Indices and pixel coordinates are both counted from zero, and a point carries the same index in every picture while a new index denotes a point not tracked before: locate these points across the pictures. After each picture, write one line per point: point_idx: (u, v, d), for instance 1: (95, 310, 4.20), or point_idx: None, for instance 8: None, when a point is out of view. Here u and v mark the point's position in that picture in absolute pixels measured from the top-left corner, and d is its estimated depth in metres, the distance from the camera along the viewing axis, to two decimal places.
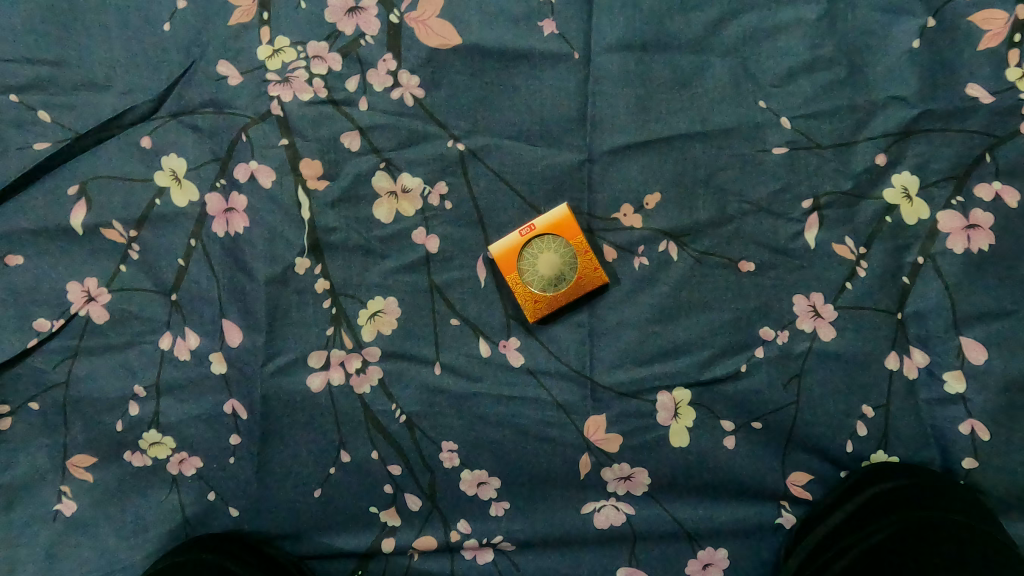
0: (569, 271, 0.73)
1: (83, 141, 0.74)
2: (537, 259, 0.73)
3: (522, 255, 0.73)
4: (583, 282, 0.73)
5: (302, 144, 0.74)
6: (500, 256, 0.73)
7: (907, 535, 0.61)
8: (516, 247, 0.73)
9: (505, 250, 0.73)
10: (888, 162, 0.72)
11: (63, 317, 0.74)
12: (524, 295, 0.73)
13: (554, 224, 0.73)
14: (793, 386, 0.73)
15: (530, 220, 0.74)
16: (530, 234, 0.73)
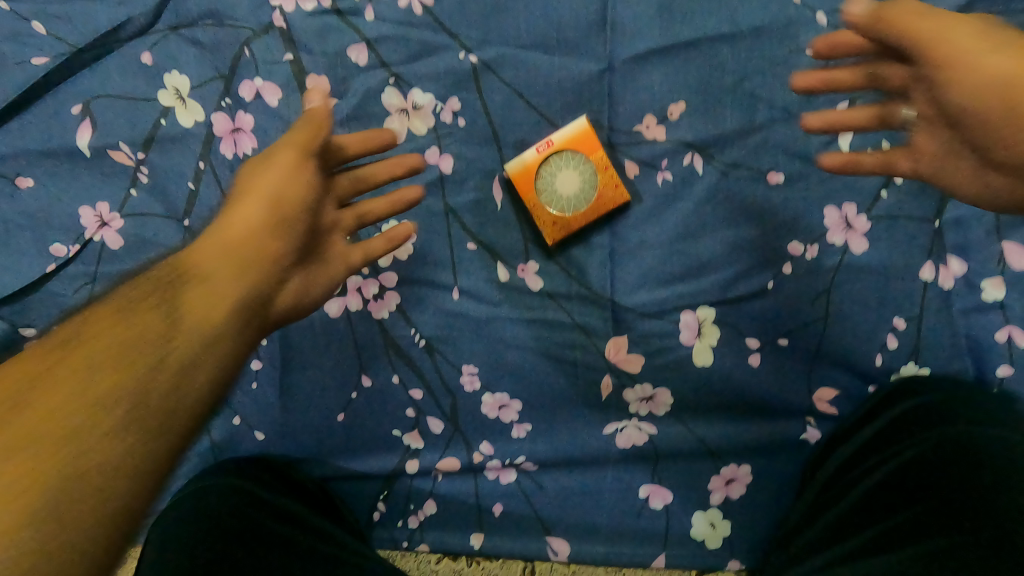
0: (590, 189, 0.70)
1: (83, 57, 0.72)
2: (556, 178, 0.70)
3: (540, 173, 0.70)
4: (604, 201, 0.70)
5: (307, 58, 0.71)
6: (516, 176, 0.70)
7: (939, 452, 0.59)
8: (533, 164, 0.70)
9: (522, 169, 0.70)
10: None
11: (78, 242, 0.73)
12: (542, 216, 0.70)
13: (573, 139, 0.69)
14: (821, 302, 0.71)
15: (548, 136, 0.70)
16: (548, 151, 0.70)
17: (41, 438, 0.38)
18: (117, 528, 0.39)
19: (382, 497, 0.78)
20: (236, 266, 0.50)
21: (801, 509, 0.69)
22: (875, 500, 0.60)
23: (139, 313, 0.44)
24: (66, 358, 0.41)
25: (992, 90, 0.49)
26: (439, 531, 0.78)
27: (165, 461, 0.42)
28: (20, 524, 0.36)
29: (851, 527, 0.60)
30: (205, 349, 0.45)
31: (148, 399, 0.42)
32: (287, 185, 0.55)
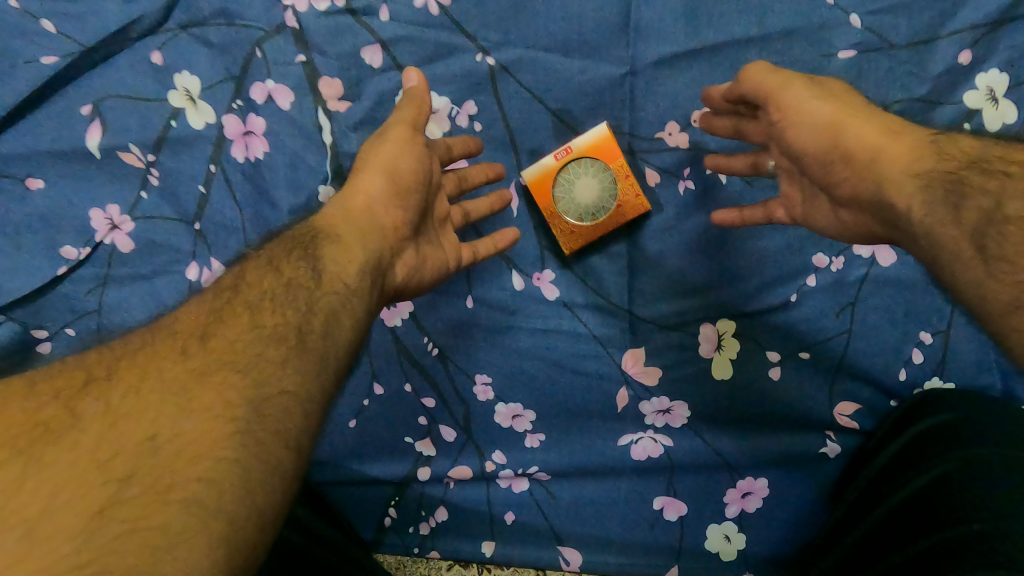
0: (609, 198, 0.68)
1: (91, 55, 0.70)
2: (574, 186, 0.68)
3: (557, 181, 0.68)
4: (624, 210, 0.68)
5: (321, 60, 0.69)
6: (533, 184, 0.68)
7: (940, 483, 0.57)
8: (551, 172, 0.68)
9: (538, 177, 0.68)
10: (973, 61, 0.63)
11: (88, 245, 0.72)
12: (559, 225, 0.69)
13: (593, 145, 0.67)
14: (845, 316, 0.69)
15: (566, 143, 0.68)
16: (566, 158, 0.67)
17: (207, 394, 0.39)
18: (275, 491, 0.38)
19: (393, 503, 0.78)
20: (361, 231, 0.52)
21: (826, 531, 0.69)
22: (882, 530, 0.59)
23: (280, 284, 0.46)
24: (223, 324, 0.43)
25: (821, 140, 0.55)
26: (451, 538, 0.78)
27: (312, 425, 0.41)
28: (195, 474, 0.36)
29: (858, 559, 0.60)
30: (338, 317, 0.46)
31: (296, 362, 0.42)
32: (399, 159, 0.56)
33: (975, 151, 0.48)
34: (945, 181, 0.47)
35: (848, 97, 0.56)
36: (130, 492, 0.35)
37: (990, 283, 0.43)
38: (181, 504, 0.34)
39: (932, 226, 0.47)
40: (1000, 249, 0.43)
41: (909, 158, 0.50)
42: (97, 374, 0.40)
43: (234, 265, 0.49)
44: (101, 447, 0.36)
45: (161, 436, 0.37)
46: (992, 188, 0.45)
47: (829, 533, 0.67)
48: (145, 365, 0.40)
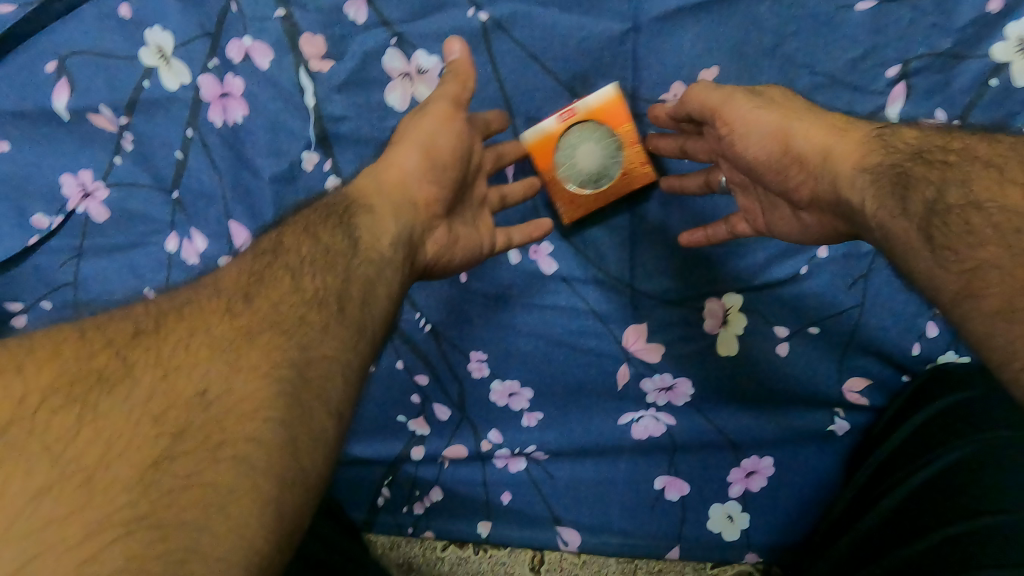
0: (613, 165, 0.65)
1: (55, 8, 0.65)
2: (576, 151, 0.64)
3: (559, 146, 0.64)
4: (630, 176, 0.65)
5: (301, 16, 0.64)
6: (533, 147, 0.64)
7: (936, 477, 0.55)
8: (552, 135, 0.64)
9: (539, 140, 0.64)
10: (1005, 8, 0.57)
11: (61, 214, 0.68)
12: (560, 194, 0.65)
13: (600, 108, 0.63)
14: (858, 288, 0.65)
15: (571, 104, 0.63)
16: (571, 122, 0.63)
17: (256, 352, 0.38)
18: (320, 455, 0.37)
19: (386, 483, 0.76)
20: (393, 206, 0.52)
21: (838, 513, 0.66)
22: (892, 521, 0.57)
23: (320, 251, 0.45)
24: (266, 282, 0.42)
25: (769, 149, 0.55)
26: (446, 520, 0.76)
27: (353, 392, 0.41)
28: (247, 432, 0.35)
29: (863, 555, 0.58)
30: (374, 287, 0.46)
31: (337, 329, 0.41)
32: (436, 133, 0.54)
33: (917, 142, 0.48)
34: (891, 174, 0.47)
35: (790, 102, 0.56)
36: (186, 446, 0.34)
37: (937, 270, 0.42)
38: (232, 462, 0.34)
39: (883, 220, 0.46)
40: (946, 239, 0.42)
41: (856, 156, 0.50)
42: (143, 325, 0.38)
43: (271, 230, 0.47)
44: (155, 400, 0.35)
45: (213, 392, 0.36)
46: (934, 178, 0.45)
47: (842, 506, 0.66)
48: (193, 318, 0.39)
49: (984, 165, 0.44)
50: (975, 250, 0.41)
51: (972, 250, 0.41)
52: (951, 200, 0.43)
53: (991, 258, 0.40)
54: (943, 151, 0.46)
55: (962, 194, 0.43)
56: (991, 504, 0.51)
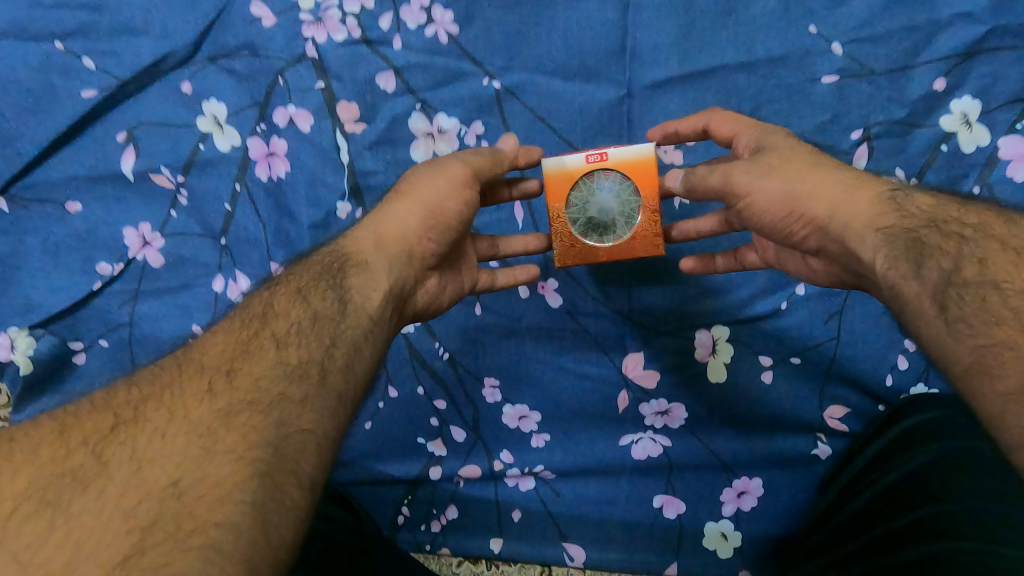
0: (625, 226, 0.65)
1: (127, 87, 0.75)
2: (592, 197, 0.64)
3: (577, 184, 0.64)
4: (637, 243, 0.65)
5: (339, 86, 0.74)
6: (549, 180, 0.64)
7: (901, 482, 0.62)
8: (574, 173, 0.64)
9: (558, 177, 0.64)
10: (948, 87, 0.67)
11: (123, 261, 0.77)
12: (562, 233, 0.65)
13: (630, 164, 0.63)
14: (833, 323, 0.72)
15: (604, 148, 0.63)
16: (597, 164, 0.63)
17: (232, 434, 0.42)
18: (292, 527, 0.41)
19: (406, 502, 0.82)
20: (389, 259, 0.57)
21: (812, 517, 0.72)
22: (857, 521, 0.63)
23: (309, 318, 0.51)
24: (250, 358, 0.47)
25: (778, 208, 0.56)
26: (460, 535, 0.82)
27: (327, 463, 0.45)
28: (215, 518, 0.38)
29: (830, 547, 0.65)
30: (356, 353, 0.51)
31: (315, 402, 0.46)
32: (444, 198, 0.60)
33: (931, 210, 0.52)
34: (905, 237, 0.50)
35: (796, 154, 0.57)
36: (155, 538, 0.37)
37: (951, 341, 0.45)
38: (200, 549, 0.37)
39: (895, 280, 0.49)
40: (960, 310, 0.45)
41: (866, 213, 0.53)
42: (122, 415, 0.43)
43: (266, 288, 0.54)
44: (127, 495, 0.39)
45: (184, 481, 0.40)
46: (950, 250, 0.48)
47: (818, 513, 0.71)
48: (170, 405, 0.43)
49: (1002, 246, 0.47)
50: (990, 328, 0.44)
51: (985, 329, 0.44)
52: (965, 274, 0.47)
53: (1003, 339, 0.43)
54: (957, 223, 0.50)
55: (976, 268, 0.47)
56: (944, 499, 0.57)
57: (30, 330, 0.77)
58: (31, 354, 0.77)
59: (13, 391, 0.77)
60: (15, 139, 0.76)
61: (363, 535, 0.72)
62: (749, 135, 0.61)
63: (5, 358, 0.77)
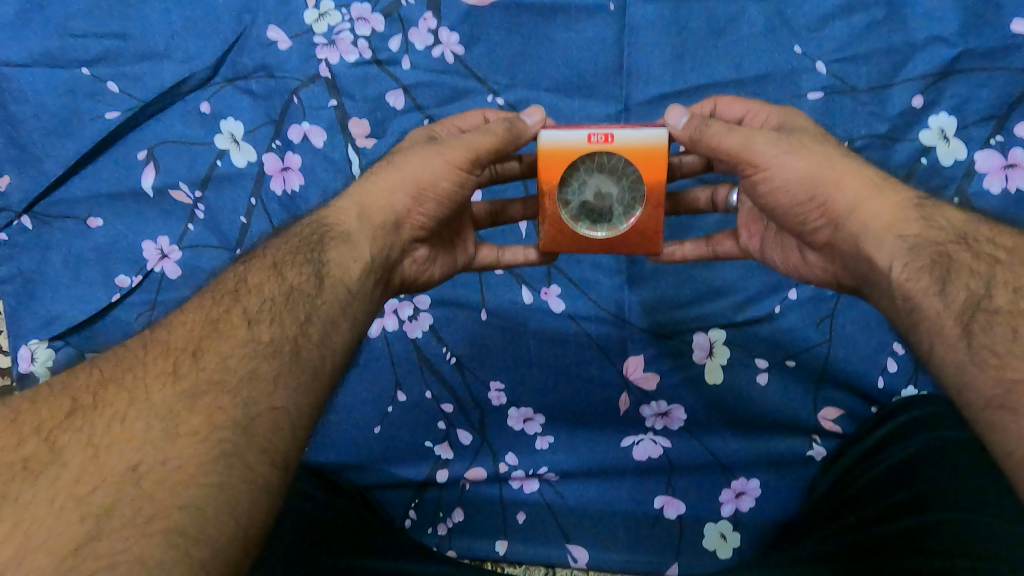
0: (622, 217, 0.64)
1: (149, 108, 0.79)
2: (588, 180, 0.64)
3: (574, 165, 0.63)
4: (634, 239, 0.64)
5: (351, 104, 0.78)
6: (546, 156, 0.62)
7: (897, 471, 0.64)
8: (573, 152, 0.62)
9: (555, 159, 0.62)
10: (925, 104, 0.71)
11: (141, 273, 0.80)
12: (553, 216, 0.63)
13: (638, 149, 0.61)
14: (825, 325, 0.77)
15: (611, 129, 0.60)
16: (600, 146, 0.61)
17: (196, 417, 0.42)
18: (261, 505, 0.41)
19: (413, 505, 0.83)
20: (372, 230, 0.57)
21: (805, 509, 0.74)
22: (849, 504, 0.65)
23: (284, 292, 0.51)
24: (218, 336, 0.47)
25: (795, 193, 0.56)
26: (467, 538, 0.82)
27: (299, 440, 0.45)
28: (178, 502, 0.39)
29: (819, 524, 0.67)
30: (333, 327, 0.51)
31: (286, 379, 0.46)
32: (438, 176, 0.59)
33: (960, 224, 0.51)
34: (931, 251, 0.49)
35: (823, 148, 0.57)
36: (111, 524, 0.37)
37: (973, 370, 0.44)
38: (162, 534, 0.37)
39: (912, 292, 0.49)
40: (986, 339, 0.44)
41: (889, 217, 0.52)
42: (80, 400, 0.42)
43: (241, 264, 0.54)
44: (82, 481, 0.39)
45: (144, 466, 0.40)
46: (981, 270, 0.47)
47: (809, 507, 0.73)
48: (132, 389, 0.43)
49: None
50: (1017, 362, 0.43)
51: (1013, 360, 0.43)
52: (997, 302, 0.46)
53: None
54: (990, 244, 0.49)
55: (1009, 298, 0.46)
56: (937, 489, 0.59)
57: (50, 342, 0.79)
58: (50, 365, 0.79)
59: None
60: (42, 160, 0.80)
61: (388, 527, 0.73)
62: (771, 114, 0.63)
63: (26, 369, 0.79)
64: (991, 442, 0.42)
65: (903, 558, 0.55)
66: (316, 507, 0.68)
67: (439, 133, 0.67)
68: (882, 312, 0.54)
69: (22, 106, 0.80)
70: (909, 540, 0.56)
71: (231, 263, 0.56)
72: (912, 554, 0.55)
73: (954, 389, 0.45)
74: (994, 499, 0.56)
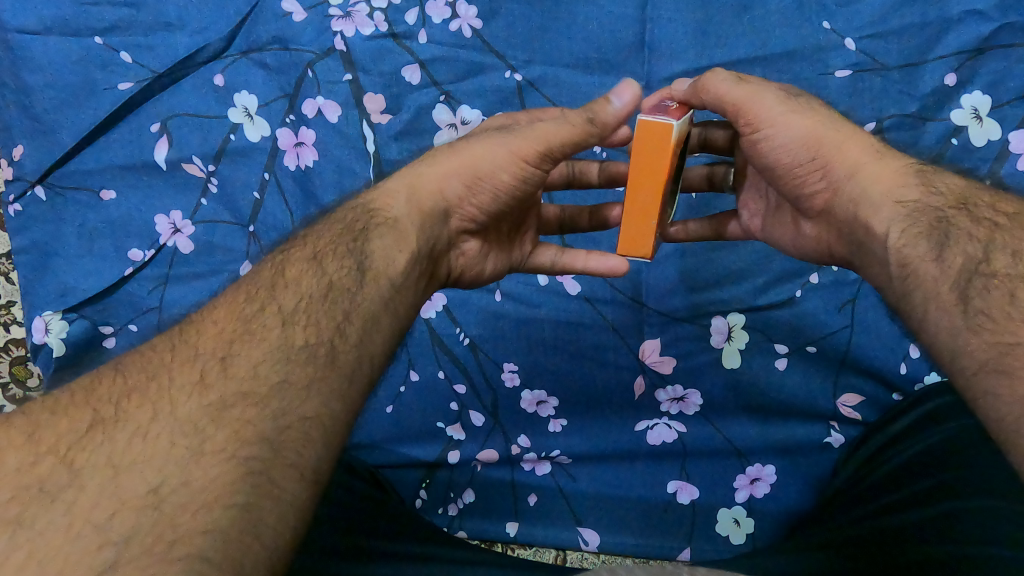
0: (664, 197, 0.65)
1: (162, 80, 0.79)
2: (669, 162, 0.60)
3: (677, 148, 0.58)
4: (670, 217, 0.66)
5: (366, 79, 0.76)
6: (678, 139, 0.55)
7: (911, 464, 0.62)
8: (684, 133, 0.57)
9: (656, 125, 0.50)
10: (958, 82, 0.69)
11: (153, 248, 0.79)
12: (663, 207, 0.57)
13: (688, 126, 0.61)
14: (846, 311, 0.75)
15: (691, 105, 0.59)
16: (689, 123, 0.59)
17: (221, 432, 0.39)
18: (290, 522, 0.38)
19: (424, 485, 0.82)
20: (421, 219, 0.55)
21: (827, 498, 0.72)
22: (865, 495, 0.65)
23: (323, 288, 0.47)
24: (251, 340, 0.43)
25: (797, 152, 0.54)
26: (478, 519, 0.81)
27: (332, 450, 0.42)
28: (202, 525, 0.35)
29: (837, 512, 0.67)
30: (374, 325, 0.47)
31: (319, 386, 0.42)
32: (498, 167, 0.56)
33: (964, 191, 0.49)
34: (930, 216, 0.47)
35: (826, 110, 0.56)
36: (130, 554, 0.34)
37: (967, 335, 0.41)
38: (183, 561, 0.34)
39: (911, 259, 0.46)
40: (982, 303, 0.41)
41: (888, 182, 0.51)
42: (103, 412, 0.39)
43: (279, 253, 0.51)
44: (100, 505, 0.35)
45: (166, 488, 0.36)
46: (981, 235, 0.44)
47: (831, 495, 0.72)
48: (156, 400, 0.39)
49: None
50: (1013, 325, 0.39)
51: (1009, 323, 0.40)
52: (996, 265, 0.42)
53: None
54: (991, 208, 0.46)
55: (1009, 260, 0.42)
56: (942, 481, 0.58)
57: (64, 314, 0.79)
58: (64, 337, 0.78)
59: (46, 373, 0.79)
60: (55, 129, 0.80)
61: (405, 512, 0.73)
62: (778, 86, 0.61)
63: (41, 340, 0.79)
64: (980, 408, 0.39)
65: (903, 550, 0.55)
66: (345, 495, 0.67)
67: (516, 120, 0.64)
68: (874, 282, 0.52)
69: (35, 74, 0.79)
70: (909, 532, 0.56)
71: (270, 252, 0.52)
72: (908, 547, 0.55)
73: (946, 353, 0.42)
74: (995, 482, 0.54)
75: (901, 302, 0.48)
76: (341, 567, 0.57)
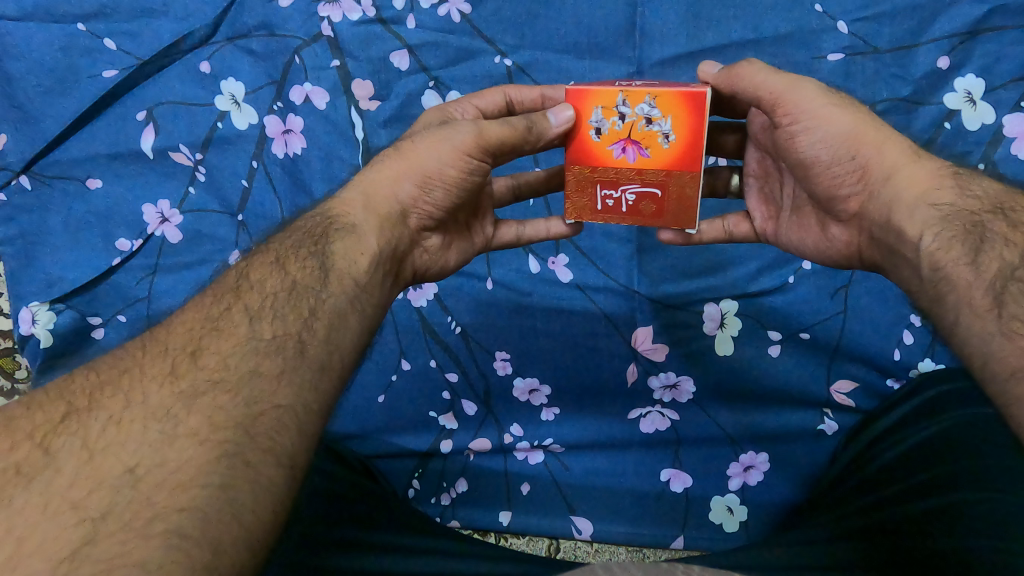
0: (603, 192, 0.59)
1: (147, 67, 0.77)
2: None
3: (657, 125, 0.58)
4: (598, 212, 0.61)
5: (354, 65, 0.75)
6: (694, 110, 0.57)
7: (916, 452, 0.61)
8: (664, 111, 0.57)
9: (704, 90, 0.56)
10: (951, 65, 0.68)
11: (142, 237, 0.79)
12: None
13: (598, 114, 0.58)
14: (840, 296, 0.75)
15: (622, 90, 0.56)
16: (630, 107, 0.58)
17: (194, 418, 0.38)
18: (267, 507, 0.37)
19: (417, 474, 0.82)
20: (378, 220, 0.53)
21: (822, 487, 0.72)
22: (867, 483, 0.64)
23: (287, 288, 0.47)
24: (218, 335, 0.42)
25: (837, 148, 0.54)
26: (470, 509, 0.81)
27: (309, 436, 0.41)
28: (179, 503, 0.35)
29: (836, 502, 0.66)
30: (341, 322, 0.46)
31: (291, 376, 0.42)
32: (444, 162, 0.55)
33: (999, 195, 0.48)
34: (966, 220, 0.46)
35: (865, 110, 0.55)
36: (110, 527, 0.33)
37: (1001, 340, 0.41)
38: (163, 536, 0.34)
39: (945, 266, 0.46)
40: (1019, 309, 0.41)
41: (922, 186, 0.50)
42: (76, 403, 0.38)
43: (241, 261, 0.50)
44: (79, 484, 0.35)
45: (143, 468, 0.36)
46: (1016, 241, 0.44)
47: (827, 484, 0.71)
48: (128, 391, 0.39)
49: None
50: None
51: None
52: None
53: None
54: None
55: None
56: (955, 473, 0.56)
57: (52, 305, 0.78)
58: (51, 328, 0.77)
59: (35, 365, 0.78)
60: (39, 118, 0.79)
61: (396, 502, 0.72)
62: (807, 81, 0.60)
63: (28, 331, 0.78)
64: (1012, 414, 0.39)
65: (914, 543, 0.54)
66: (325, 482, 0.65)
67: (456, 116, 0.62)
68: (903, 285, 0.51)
69: (17, 62, 0.78)
70: (916, 525, 0.55)
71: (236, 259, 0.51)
72: (915, 538, 0.54)
73: (977, 359, 0.42)
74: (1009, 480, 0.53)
75: (932, 305, 0.47)
76: (331, 557, 0.56)
